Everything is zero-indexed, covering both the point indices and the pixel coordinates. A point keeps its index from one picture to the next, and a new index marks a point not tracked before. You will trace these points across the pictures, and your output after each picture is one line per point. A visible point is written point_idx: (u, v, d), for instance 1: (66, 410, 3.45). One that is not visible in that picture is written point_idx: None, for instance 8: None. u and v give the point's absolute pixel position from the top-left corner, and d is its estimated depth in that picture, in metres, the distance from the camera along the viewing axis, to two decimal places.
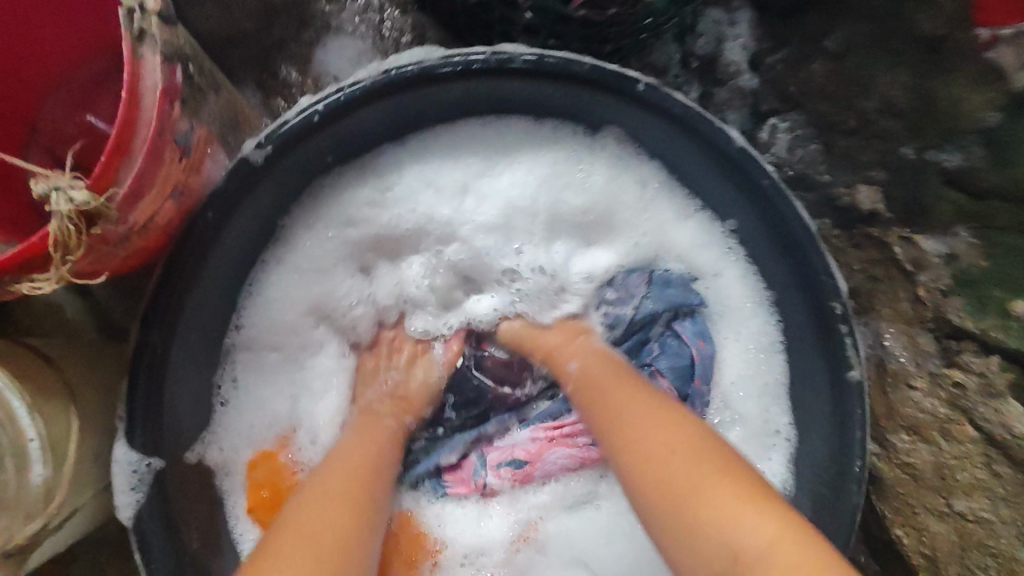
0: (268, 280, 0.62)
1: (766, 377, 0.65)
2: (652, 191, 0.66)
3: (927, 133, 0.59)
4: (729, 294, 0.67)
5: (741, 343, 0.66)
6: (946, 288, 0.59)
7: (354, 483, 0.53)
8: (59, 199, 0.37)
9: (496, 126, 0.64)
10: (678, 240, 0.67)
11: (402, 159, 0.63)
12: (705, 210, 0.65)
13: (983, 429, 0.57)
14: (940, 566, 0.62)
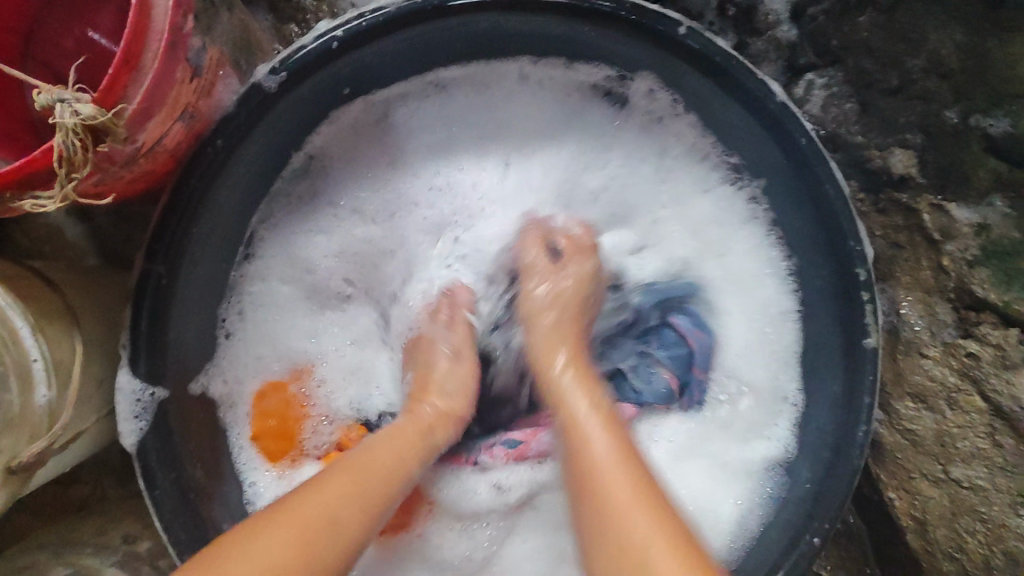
0: (283, 214, 0.60)
1: (764, 357, 0.65)
2: (670, 159, 0.65)
3: (974, 97, 0.56)
4: (738, 272, 0.66)
5: (749, 322, 0.66)
6: (973, 259, 0.58)
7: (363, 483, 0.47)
8: (64, 110, 0.33)
9: (524, 72, 0.62)
10: (694, 211, 0.66)
11: (430, 102, 0.63)
12: (730, 180, 0.64)
13: (992, 400, 0.58)
14: (930, 528, 0.65)
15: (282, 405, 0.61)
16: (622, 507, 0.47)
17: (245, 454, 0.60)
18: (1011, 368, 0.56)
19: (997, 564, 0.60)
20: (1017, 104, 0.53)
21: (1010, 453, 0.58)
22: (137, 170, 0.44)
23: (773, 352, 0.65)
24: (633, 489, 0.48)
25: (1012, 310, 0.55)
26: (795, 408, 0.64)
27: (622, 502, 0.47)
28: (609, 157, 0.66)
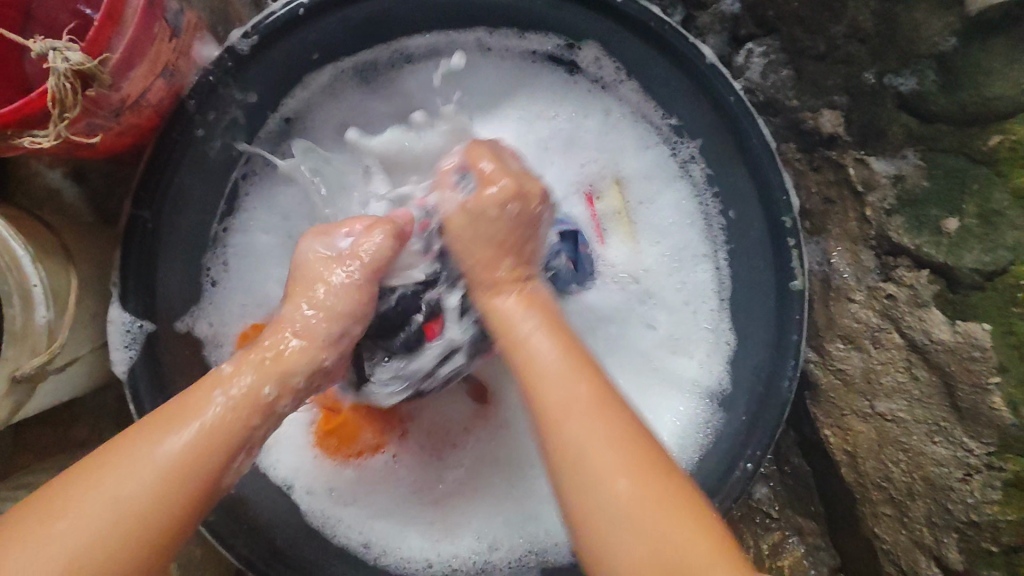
0: (263, 175, 0.65)
1: (671, 290, 0.71)
2: (616, 120, 0.70)
3: (887, 57, 0.61)
4: (663, 221, 0.71)
5: (665, 258, 0.71)
6: (890, 208, 0.64)
7: (205, 456, 0.48)
8: (56, 57, 0.39)
9: (479, 42, 0.68)
10: (631, 165, 0.71)
11: (396, 68, 0.67)
12: (663, 139, 0.69)
13: (908, 336, 0.63)
14: (860, 461, 0.70)
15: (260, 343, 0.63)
16: (598, 450, 0.47)
17: None
18: (923, 306, 0.62)
19: (917, 489, 0.66)
20: (922, 62, 0.59)
21: (924, 385, 0.63)
22: (123, 123, 0.49)
23: (681, 289, 0.70)
24: (611, 436, 0.47)
25: (921, 253, 0.61)
26: (728, 342, 0.68)
27: (588, 411, 0.48)
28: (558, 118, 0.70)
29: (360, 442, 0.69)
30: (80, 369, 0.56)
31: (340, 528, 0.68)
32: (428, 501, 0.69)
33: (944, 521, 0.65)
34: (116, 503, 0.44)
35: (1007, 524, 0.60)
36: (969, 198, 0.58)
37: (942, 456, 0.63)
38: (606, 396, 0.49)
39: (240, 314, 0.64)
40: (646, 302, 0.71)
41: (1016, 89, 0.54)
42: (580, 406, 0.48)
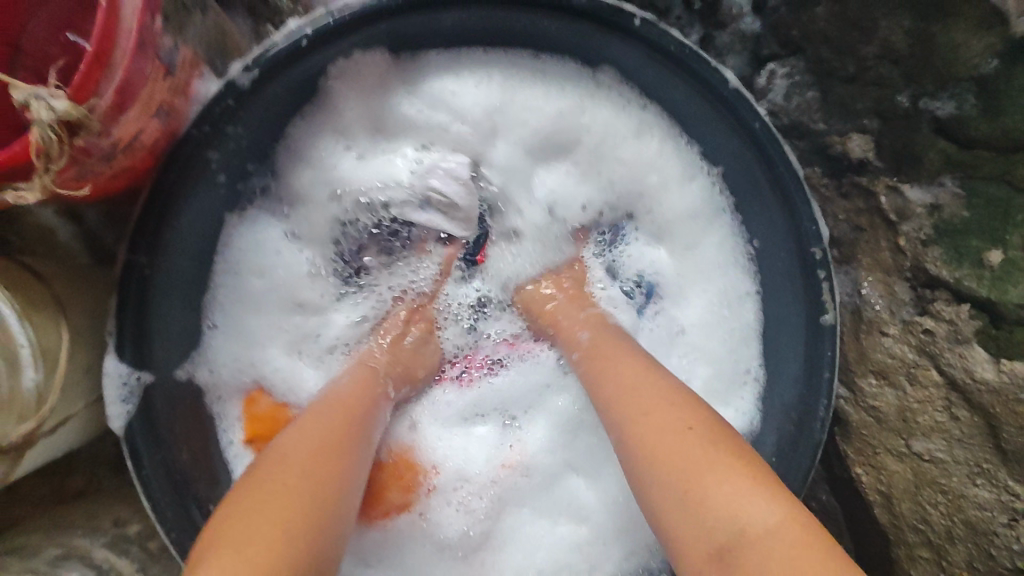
0: (262, 200, 0.62)
1: (718, 342, 0.66)
2: (654, 147, 0.65)
3: (923, 81, 0.58)
4: (707, 264, 0.67)
5: (712, 306, 0.67)
6: (926, 238, 0.60)
7: (318, 454, 0.48)
8: (40, 107, 0.37)
9: (502, 57, 0.63)
10: (672, 203, 0.66)
11: (408, 78, 0.63)
12: (709, 172, 0.65)
13: (947, 373, 0.59)
14: (895, 502, 0.66)
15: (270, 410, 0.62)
16: (689, 459, 0.45)
17: (235, 450, 0.62)
18: (964, 342, 0.58)
19: (958, 533, 0.63)
20: (960, 86, 0.55)
21: (965, 425, 0.60)
22: (116, 167, 0.46)
23: (730, 338, 0.66)
24: (701, 440, 0.46)
25: (962, 287, 0.58)
26: (757, 382, 0.65)
27: (693, 458, 0.45)
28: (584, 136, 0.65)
29: (388, 501, 0.62)
30: (76, 425, 0.53)
31: None
32: (457, 559, 0.64)
33: (987, 567, 0.61)
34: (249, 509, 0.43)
35: None
36: (1014, 231, 0.54)
37: (985, 499, 0.60)
38: (677, 395, 0.50)
39: (252, 371, 0.63)
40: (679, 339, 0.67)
41: None
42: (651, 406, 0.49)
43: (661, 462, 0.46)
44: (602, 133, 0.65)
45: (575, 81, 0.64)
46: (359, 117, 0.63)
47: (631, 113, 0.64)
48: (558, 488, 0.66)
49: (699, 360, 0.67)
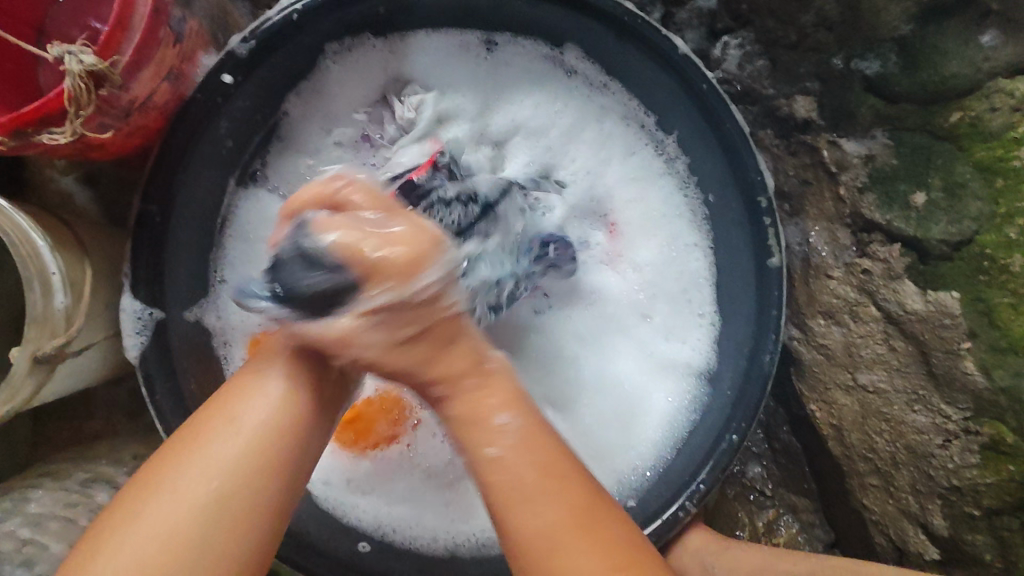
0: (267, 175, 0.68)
1: (672, 280, 0.73)
2: (608, 124, 0.73)
3: (853, 43, 0.63)
4: (654, 214, 0.73)
5: (662, 250, 0.73)
6: (862, 185, 0.66)
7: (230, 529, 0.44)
8: (71, 60, 0.43)
9: (480, 46, 0.71)
10: (617, 168, 0.74)
11: (396, 64, 0.70)
12: (653, 141, 0.72)
13: (883, 307, 0.66)
14: (845, 432, 0.73)
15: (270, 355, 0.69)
16: (534, 492, 0.45)
17: None
18: (897, 279, 0.64)
19: (901, 458, 0.68)
20: (885, 46, 0.62)
21: (902, 355, 0.65)
22: (132, 123, 0.53)
23: (679, 277, 0.73)
24: (563, 491, 0.45)
25: (893, 228, 0.64)
26: (713, 326, 0.71)
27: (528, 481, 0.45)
28: (552, 115, 0.73)
29: (378, 433, 0.72)
30: (98, 353, 0.60)
31: (354, 511, 0.70)
32: (441, 486, 0.72)
33: (928, 488, 0.67)
34: (236, 468, 0.44)
35: (986, 488, 0.62)
36: (935, 174, 0.60)
37: (922, 424, 0.65)
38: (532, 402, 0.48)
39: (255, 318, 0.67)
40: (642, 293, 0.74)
41: (971, 68, 0.57)
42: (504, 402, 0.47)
43: (524, 493, 0.45)
44: (572, 116, 0.73)
45: (546, 64, 0.71)
46: (351, 101, 0.70)
47: (595, 91, 0.72)
48: None
49: (657, 299, 0.73)
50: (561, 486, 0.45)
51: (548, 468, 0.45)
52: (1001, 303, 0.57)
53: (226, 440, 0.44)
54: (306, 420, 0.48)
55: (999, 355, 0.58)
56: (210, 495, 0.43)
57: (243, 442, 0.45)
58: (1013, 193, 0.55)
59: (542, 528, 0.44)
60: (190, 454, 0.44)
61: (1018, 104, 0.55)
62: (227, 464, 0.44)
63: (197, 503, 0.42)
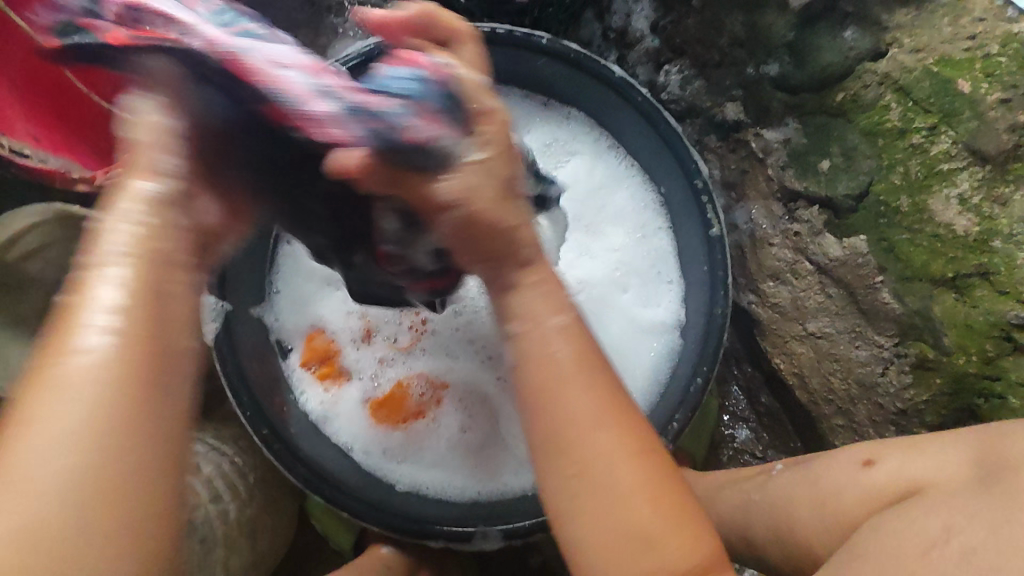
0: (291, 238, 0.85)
1: (642, 258, 0.87)
2: (577, 140, 0.89)
3: (757, 53, 0.78)
4: (622, 208, 0.88)
5: (631, 236, 0.87)
6: (784, 164, 0.80)
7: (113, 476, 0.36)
8: None
9: None
10: (593, 175, 0.89)
11: None
12: (620, 149, 0.87)
13: (814, 261, 0.78)
14: (807, 379, 0.83)
15: (319, 349, 0.85)
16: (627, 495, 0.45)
17: (305, 387, 0.84)
18: (819, 234, 0.77)
19: (855, 394, 0.78)
20: (779, 51, 0.76)
21: (837, 300, 0.77)
22: None
23: (648, 255, 0.87)
24: (647, 474, 0.46)
25: (810, 192, 0.76)
26: (677, 287, 0.84)
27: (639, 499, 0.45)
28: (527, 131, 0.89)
29: (406, 409, 0.84)
30: (182, 340, 0.76)
31: (393, 475, 0.81)
32: (467, 453, 0.83)
33: (882, 417, 0.76)
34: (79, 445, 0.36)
35: (924, 404, 0.72)
36: (834, 145, 0.74)
37: (864, 357, 0.76)
38: (640, 439, 0.47)
39: (307, 319, 0.86)
40: (620, 272, 0.87)
41: (841, 57, 0.71)
42: (603, 418, 0.46)
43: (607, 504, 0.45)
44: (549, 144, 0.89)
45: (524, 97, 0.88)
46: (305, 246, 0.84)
47: (560, 124, 0.89)
48: None
49: (629, 274, 0.87)
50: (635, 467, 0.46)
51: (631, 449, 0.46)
52: (900, 239, 0.69)
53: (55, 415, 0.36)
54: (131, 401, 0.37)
55: (907, 283, 0.70)
56: (83, 420, 0.36)
57: (89, 372, 0.37)
58: (891, 148, 0.68)
59: (628, 523, 0.45)
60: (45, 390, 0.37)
61: (881, 79, 0.69)
62: (105, 357, 0.37)
63: (73, 429, 0.36)
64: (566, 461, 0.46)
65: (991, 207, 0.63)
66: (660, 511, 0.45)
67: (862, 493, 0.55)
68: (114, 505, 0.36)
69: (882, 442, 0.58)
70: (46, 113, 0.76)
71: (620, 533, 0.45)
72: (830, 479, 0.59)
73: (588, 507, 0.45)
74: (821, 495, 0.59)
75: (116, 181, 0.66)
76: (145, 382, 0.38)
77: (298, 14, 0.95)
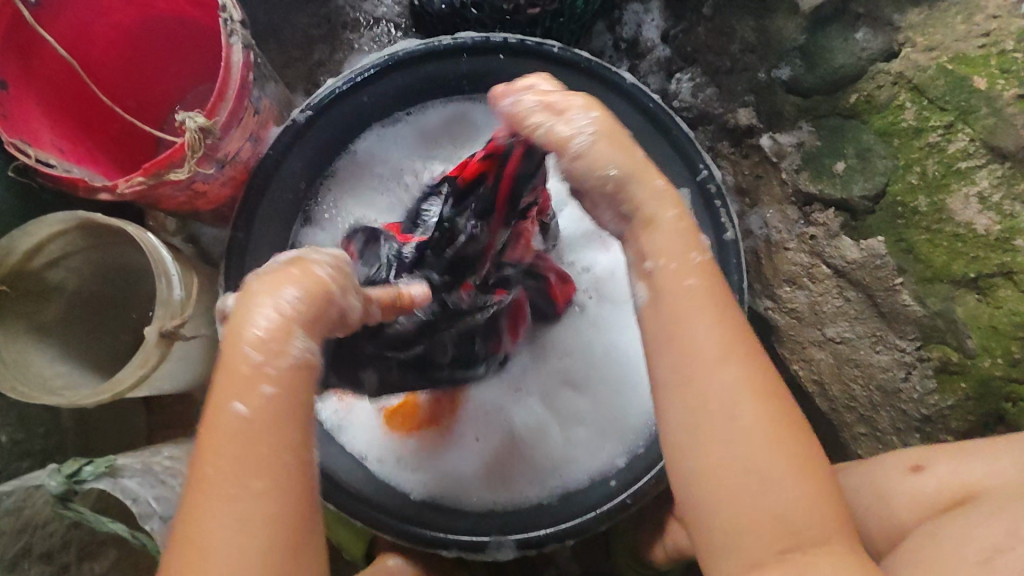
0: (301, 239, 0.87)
1: None
2: None
3: (769, 57, 0.78)
4: None
5: None
6: (798, 167, 0.78)
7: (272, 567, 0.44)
8: (190, 121, 0.64)
9: (477, 105, 0.88)
10: None
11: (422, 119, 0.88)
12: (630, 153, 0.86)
13: (832, 265, 0.76)
14: (827, 386, 0.81)
15: None
16: (777, 463, 0.48)
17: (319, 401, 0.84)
18: (835, 237, 0.75)
19: (878, 401, 0.76)
20: (791, 54, 0.76)
21: (857, 304, 0.75)
22: (223, 174, 0.74)
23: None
24: (768, 413, 0.49)
25: (825, 195, 0.75)
26: (695, 291, 0.83)
27: (784, 466, 0.48)
28: None
29: (417, 416, 0.83)
30: (197, 346, 0.77)
31: (410, 486, 0.80)
32: (483, 460, 0.82)
33: (907, 424, 0.74)
34: (237, 568, 0.43)
35: (950, 410, 0.70)
36: (848, 145, 0.73)
37: (886, 362, 0.74)
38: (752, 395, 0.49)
39: None
40: None
41: (854, 58, 0.71)
42: (726, 354, 0.49)
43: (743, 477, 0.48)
44: None
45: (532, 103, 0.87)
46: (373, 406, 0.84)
47: None
48: (557, 400, 0.84)
49: None
50: (773, 438, 0.48)
51: (775, 429, 0.48)
52: (919, 240, 0.68)
53: (218, 543, 0.43)
54: (274, 500, 0.44)
55: (929, 284, 0.68)
56: (234, 552, 0.43)
57: (225, 529, 0.44)
58: (907, 148, 0.68)
59: (755, 466, 0.48)
60: (199, 534, 0.44)
61: (894, 79, 0.68)
62: (238, 489, 0.44)
63: (228, 553, 0.43)
64: (694, 374, 0.49)
65: (1012, 205, 0.63)
66: (778, 446, 0.48)
67: (902, 496, 0.56)
68: (292, 551, 0.45)
69: (930, 448, 0.57)
70: (74, 128, 0.78)
71: (761, 482, 0.47)
72: (873, 490, 0.57)
73: (724, 475, 0.48)
74: (858, 500, 0.58)
75: (137, 187, 0.67)
76: (282, 502, 0.45)
77: (315, 32, 0.98)
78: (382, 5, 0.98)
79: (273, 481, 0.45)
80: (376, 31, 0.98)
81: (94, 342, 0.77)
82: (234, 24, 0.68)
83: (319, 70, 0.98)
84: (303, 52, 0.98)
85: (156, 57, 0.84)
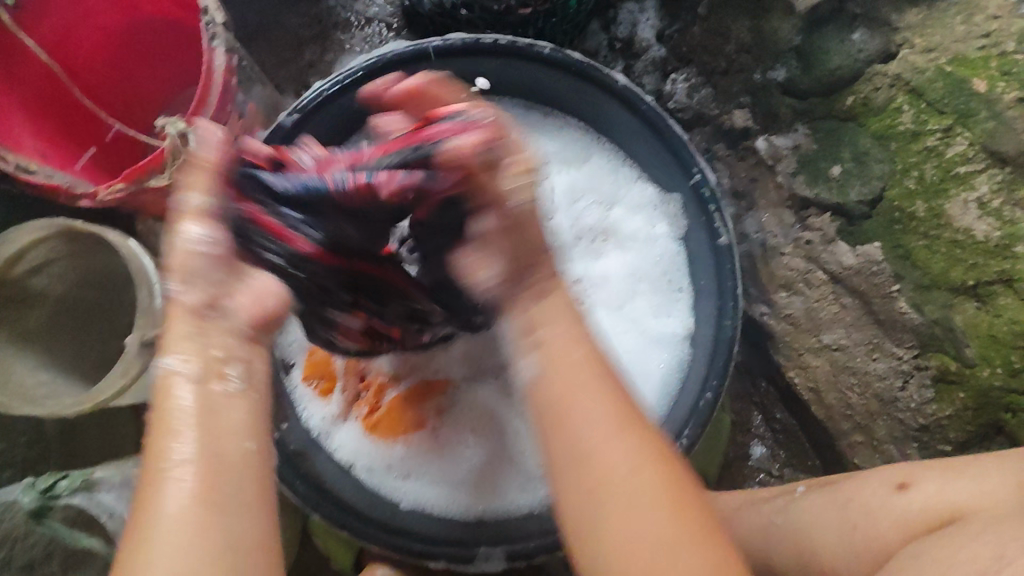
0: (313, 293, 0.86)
1: (651, 267, 0.84)
2: (580, 145, 0.87)
3: (765, 58, 0.76)
4: (627, 213, 0.86)
5: (638, 240, 0.85)
6: (795, 171, 0.76)
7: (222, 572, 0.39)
8: (170, 127, 0.63)
9: None
10: (597, 176, 0.87)
11: None
12: (623, 155, 0.86)
13: (828, 270, 0.75)
14: (823, 394, 0.79)
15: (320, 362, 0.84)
16: (621, 476, 0.46)
17: (310, 409, 0.82)
18: (832, 242, 0.74)
19: (874, 409, 0.74)
20: (787, 55, 0.74)
21: (853, 310, 0.74)
22: None
23: (659, 262, 0.84)
24: (615, 427, 0.48)
25: (821, 199, 0.73)
26: (688, 296, 0.82)
27: (635, 480, 0.46)
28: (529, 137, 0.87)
29: (405, 420, 0.82)
30: None
31: (399, 493, 0.79)
32: (471, 467, 0.81)
33: (903, 433, 0.73)
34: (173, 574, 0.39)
35: (948, 419, 0.68)
36: (845, 149, 0.71)
37: (883, 370, 0.73)
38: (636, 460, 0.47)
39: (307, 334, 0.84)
40: (634, 282, 0.85)
41: (850, 59, 0.69)
42: (582, 390, 0.50)
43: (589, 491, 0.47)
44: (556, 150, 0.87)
45: (526, 105, 0.87)
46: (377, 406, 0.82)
47: (556, 131, 0.87)
48: None
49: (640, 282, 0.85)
50: (620, 449, 0.47)
51: (622, 442, 0.48)
52: (916, 246, 0.66)
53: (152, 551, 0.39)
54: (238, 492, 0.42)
55: (926, 292, 0.67)
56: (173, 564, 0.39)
57: (174, 524, 0.40)
58: (905, 152, 0.66)
59: (613, 499, 0.46)
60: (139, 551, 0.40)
61: (892, 81, 0.67)
62: (180, 488, 0.41)
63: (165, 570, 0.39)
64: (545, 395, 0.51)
65: (1012, 211, 0.60)
66: (629, 460, 0.47)
67: (893, 515, 0.53)
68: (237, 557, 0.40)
69: (917, 465, 0.55)
70: (55, 133, 0.77)
71: (609, 500, 0.46)
72: (857, 502, 0.56)
73: (580, 496, 0.47)
74: (850, 517, 0.56)
75: (117, 195, 0.66)
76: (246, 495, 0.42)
77: (305, 32, 0.97)
78: (374, 5, 0.96)
79: (206, 478, 0.41)
80: (368, 31, 0.97)
81: (72, 349, 0.76)
82: (216, 28, 0.67)
83: (310, 71, 0.97)
84: (293, 53, 0.96)
85: (141, 60, 0.83)
